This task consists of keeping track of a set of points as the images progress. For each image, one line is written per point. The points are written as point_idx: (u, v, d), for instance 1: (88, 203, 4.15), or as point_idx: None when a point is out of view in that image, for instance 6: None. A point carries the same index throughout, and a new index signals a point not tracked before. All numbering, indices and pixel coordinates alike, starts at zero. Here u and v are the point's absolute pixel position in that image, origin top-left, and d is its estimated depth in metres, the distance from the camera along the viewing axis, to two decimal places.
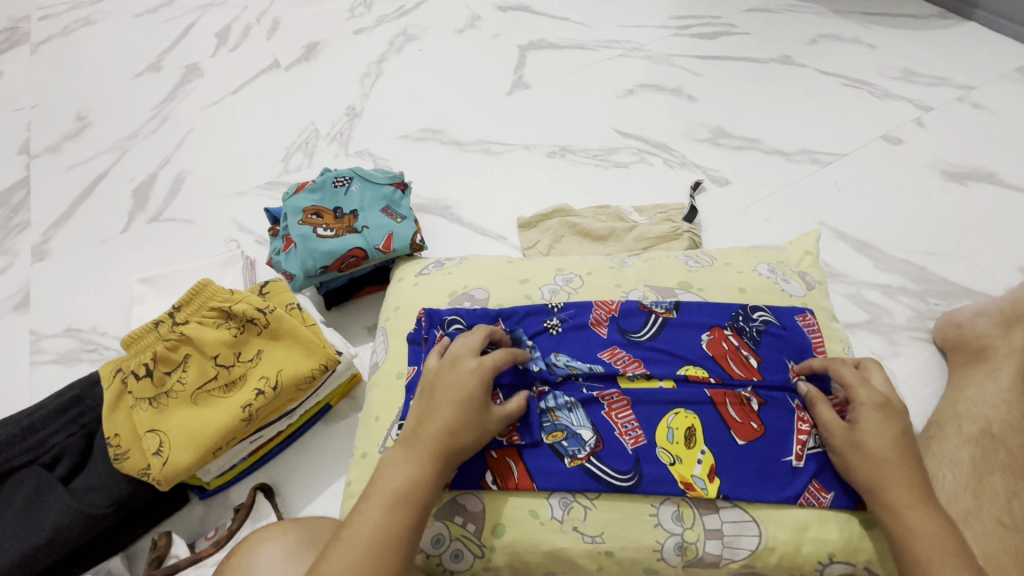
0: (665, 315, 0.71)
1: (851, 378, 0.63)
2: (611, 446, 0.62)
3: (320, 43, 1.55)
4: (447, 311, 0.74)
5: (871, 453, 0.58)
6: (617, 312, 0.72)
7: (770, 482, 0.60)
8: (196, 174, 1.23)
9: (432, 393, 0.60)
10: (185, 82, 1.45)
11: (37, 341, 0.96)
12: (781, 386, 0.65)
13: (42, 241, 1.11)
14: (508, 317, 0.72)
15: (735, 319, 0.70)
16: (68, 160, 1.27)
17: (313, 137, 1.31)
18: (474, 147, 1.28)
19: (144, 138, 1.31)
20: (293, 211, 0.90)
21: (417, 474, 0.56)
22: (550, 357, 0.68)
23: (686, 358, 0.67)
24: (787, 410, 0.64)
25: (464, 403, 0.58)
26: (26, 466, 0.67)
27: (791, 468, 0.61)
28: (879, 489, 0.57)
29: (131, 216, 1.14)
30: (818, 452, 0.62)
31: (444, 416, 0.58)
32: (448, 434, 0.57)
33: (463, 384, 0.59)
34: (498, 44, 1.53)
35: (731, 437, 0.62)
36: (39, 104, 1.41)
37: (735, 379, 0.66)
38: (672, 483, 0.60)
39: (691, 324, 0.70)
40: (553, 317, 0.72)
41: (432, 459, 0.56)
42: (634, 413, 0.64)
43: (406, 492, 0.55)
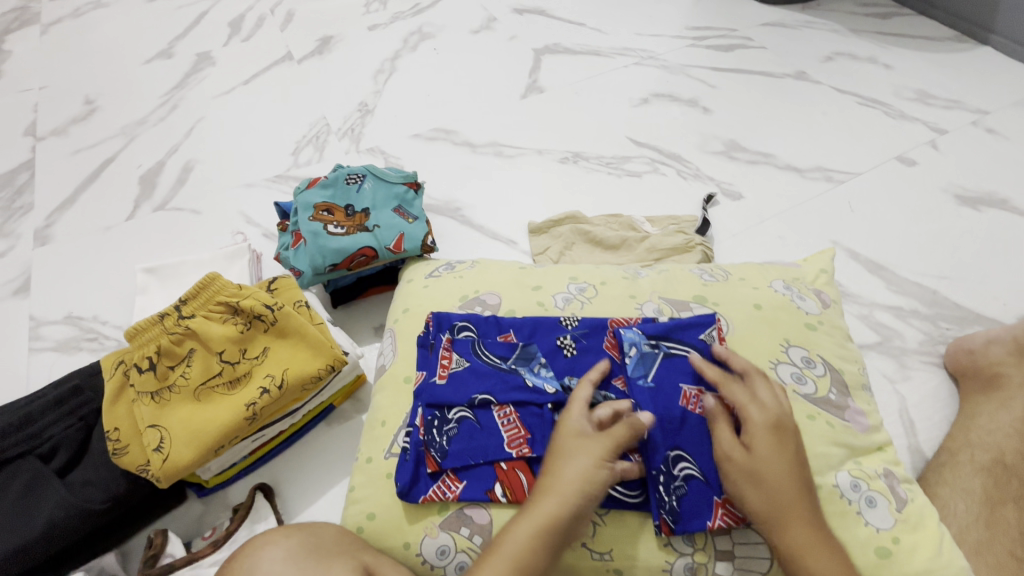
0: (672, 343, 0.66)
1: (740, 395, 0.61)
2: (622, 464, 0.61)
3: (334, 37, 1.54)
4: (459, 316, 0.73)
5: (760, 500, 0.56)
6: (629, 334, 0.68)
7: (699, 499, 0.58)
8: (204, 164, 1.21)
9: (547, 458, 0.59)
10: (196, 70, 1.44)
11: (36, 328, 0.94)
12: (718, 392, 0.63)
13: (45, 225, 1.09)
14: (522, 330, 0.71)
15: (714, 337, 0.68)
16: (75, 144, 1.25)
17: (324, 132, 1.30)
18: (486, 149, 1.27)
19: (153, 125, 1.30)
20: (304, 207, 0.88)
21: (533, 532, 0.55)
22: (564, 379, 0.66)
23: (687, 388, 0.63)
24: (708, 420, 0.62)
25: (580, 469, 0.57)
26: (21, 457, 0.66)
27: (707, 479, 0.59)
28: (781, 528, 0.56)
29: (137, 204, 1.12)
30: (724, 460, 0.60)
31: (561, 482, 0.57)
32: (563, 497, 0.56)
33: (570, 440, 0.59)
34: (513, 47, 1.52)
35: None
36: (47, 85, 1.39)
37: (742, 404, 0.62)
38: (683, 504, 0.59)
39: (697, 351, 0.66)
40: (567, 333, 0.70)
41: (550, 525, 0.56)
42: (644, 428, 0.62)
43: (524, 552, 0.55)
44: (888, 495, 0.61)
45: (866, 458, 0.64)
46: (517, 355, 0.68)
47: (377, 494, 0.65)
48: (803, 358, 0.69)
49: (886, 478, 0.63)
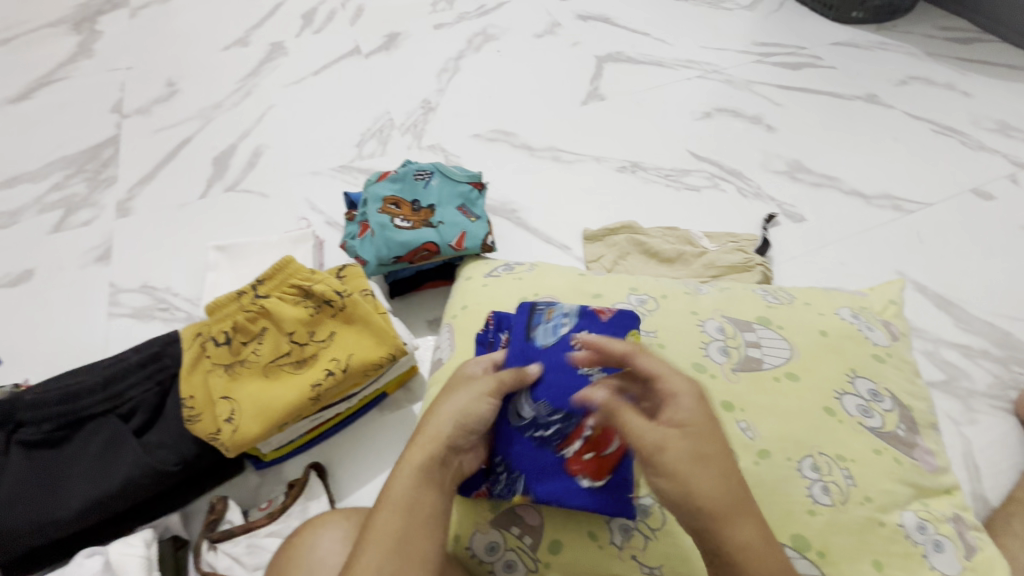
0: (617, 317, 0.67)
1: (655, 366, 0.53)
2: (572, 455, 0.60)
3: (401, 34, 1.58)
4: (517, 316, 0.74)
5: (694, 495, 0.47)
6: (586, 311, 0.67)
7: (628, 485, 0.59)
8: (274, 150, 1.26)
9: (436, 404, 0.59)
10: (269, 59, 1.50)
11: (115, 294, 0.99)
12: None
13: (126, 198, 1.15)
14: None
15: None
16: (156, 123, 1.32)
17: (388, 127, 1.33)
18: (544, 154, 1.28)
19: (227, 109, 1.36)
20: (373, 199, 0.91)
21: (413, 478, 0.52)
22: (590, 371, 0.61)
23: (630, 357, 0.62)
24: None
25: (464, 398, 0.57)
26: (103, 415, 0.70)
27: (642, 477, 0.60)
28: (716, 530, 0.47)
29: (210, 183, 1.18)
30: None
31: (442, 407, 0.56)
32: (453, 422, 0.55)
33: (449, 386, 0.59)
34: (576, 53, 1.52)
35: None
36: (133, 66, 1.47)
37: None
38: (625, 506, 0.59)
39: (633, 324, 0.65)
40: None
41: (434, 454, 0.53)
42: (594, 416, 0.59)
43: (410, 500, 0.51)
44: (956, 541, 0.59)
45: (934, 500, 0.62)
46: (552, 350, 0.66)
47: None
48: (870, 391, 0.68)
49: (954, 523, 0.61)
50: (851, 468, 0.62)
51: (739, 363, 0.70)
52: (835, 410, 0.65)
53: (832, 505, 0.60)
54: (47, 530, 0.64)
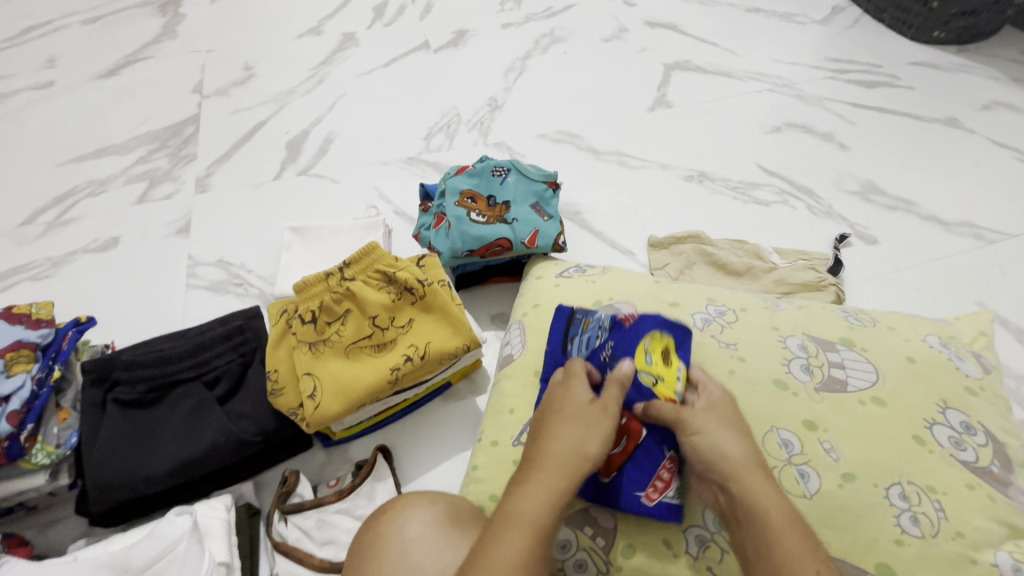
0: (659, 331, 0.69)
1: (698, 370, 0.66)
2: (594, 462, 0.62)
3: (469, 32, 1.60)
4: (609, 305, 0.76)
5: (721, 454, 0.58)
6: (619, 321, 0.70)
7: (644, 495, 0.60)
8: (344, 138, 1.29)
9: (543, 418, 0.61)
10: (341, 49, 1.54)
11: (193, 267, 1.03)
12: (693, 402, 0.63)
13: (205, 175, 1.19)
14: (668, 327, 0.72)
15: None
16: (234, 105, 1.36)
17: (454, 122, 1.35)
18: (609, 157, 1.27)
19: (301, 95, 1.39)
20: (450, 192, 0.92)
21: (547, 502, 0.54)
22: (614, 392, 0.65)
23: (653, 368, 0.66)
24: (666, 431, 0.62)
25: (585, 419, 0.59)
26: (191, 380, 0.73)
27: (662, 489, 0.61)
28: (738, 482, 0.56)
29: (284, 166, 1.21)
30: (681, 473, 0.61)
31: (567, 426, 0.59)
32: (575, 443, 0.58)
33: (574, 412, 0.60)
34: (644, 59, 1.52)
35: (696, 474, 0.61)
36: (213, 49, 1.53)
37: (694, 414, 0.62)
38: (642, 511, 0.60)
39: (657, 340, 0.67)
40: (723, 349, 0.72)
41: (565, 474, 0.56)
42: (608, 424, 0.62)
43: (540, 521, 0.53)
44: None
45: None
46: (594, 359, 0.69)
47: (501, 478, 0.67)
48: (962, 423, 0.65)
49: None
50: (942, 500, 0.60)
51: (822, 383, 0.68)
52: (925, 439, 0.63)
53: (921, 537, 0.58)
54: (135, 486, 0.66)
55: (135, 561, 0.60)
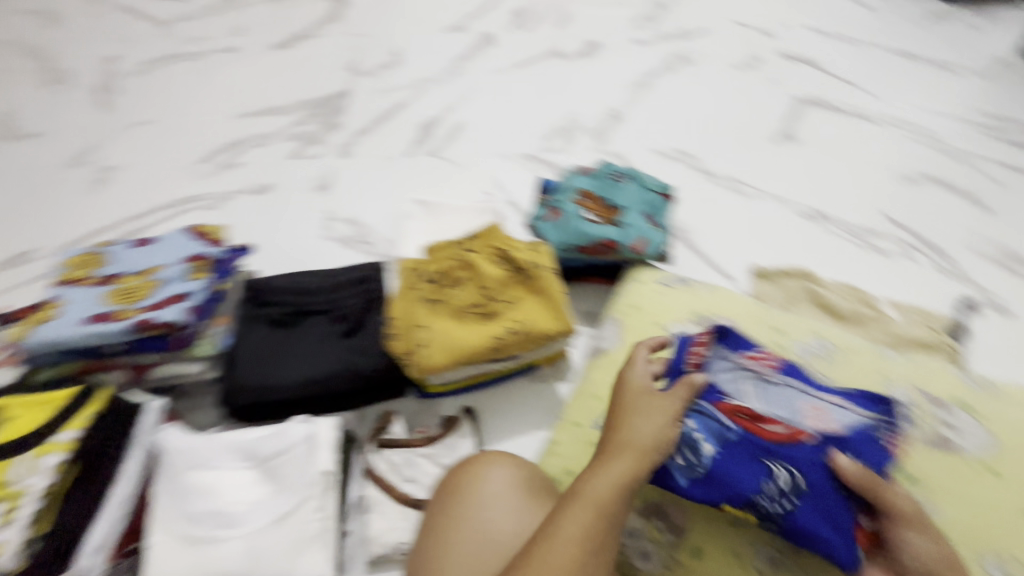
0: (789, 424, 0.64)
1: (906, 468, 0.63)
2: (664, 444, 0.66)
3: (600, 44, 1.65)
4: (740, 351, 0.69)
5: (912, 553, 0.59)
6: (727, 407, 0.66)
7: (707, 482, 0.64)
8: (471, 128, 1.39)
9: (615, 405, 0.65)
10: (479, 47, 1.65)
11: (329, 221, 1.16)
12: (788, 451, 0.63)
13: (349, 144, 1.33)
14: (811, 396, 0.66)
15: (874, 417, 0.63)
16: (380, 86, 1.51)
17: (575, 127, 1.41)
18: (723, 182, 1.27)
19: (438, 84, 1.52)
20: (569, 189, 0.98)
21: (616, 480, 0.57)
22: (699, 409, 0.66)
23: (761, 491, 0.63)
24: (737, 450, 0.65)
25: (650, 404, 0.64)
26: (323, 314, 0.84)
27: (720, 482, 0.64)
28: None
29: (416, 145, 1.33)
30: (741, 473, 0.64)
31: (637, 413, 0.63)
32: (645, 429, 0.61)
33: (641, 396, 0.65)
34: (774, 90, 1.49)
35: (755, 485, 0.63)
36: (369, 34, 1.70)
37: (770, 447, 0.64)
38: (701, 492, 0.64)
39: (770, 450, 0.64)
40: (886, 425, 0.63)
41: (632, 458, 0.59)
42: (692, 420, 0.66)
43: (608, 497, 0.56)
44: None
45: None
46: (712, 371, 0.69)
47: (577, 456, 0.72)
48: None
49: None
50: None
51: (930, 441, 0.67)
52: None
53: None
54: (264, 390, 0.77)
55: (263, 450, 0.69)
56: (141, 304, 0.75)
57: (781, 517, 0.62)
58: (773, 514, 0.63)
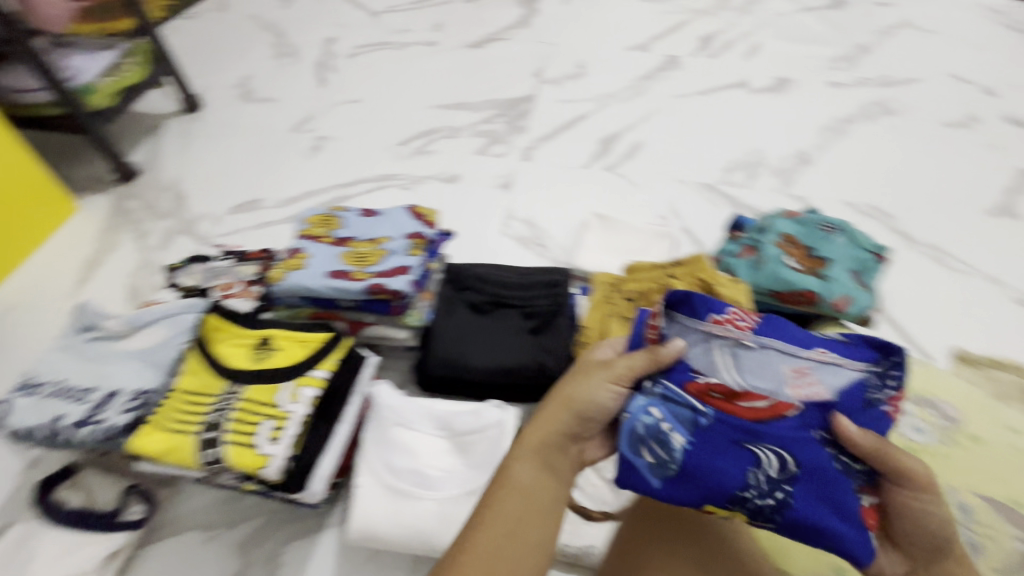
0: (773, 397, 0.56)
1: (907, 458, 0.52)
2: (632, 435, 0.56)
3: (792, 81, 1.58)
4: (706, 316, 0.59)
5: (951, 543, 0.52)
6: (695, 389, 0.58)
7: (687, 480, 0.55)
8: (649, 149, 1.40)
9: (558, 386, 0.62)
10: (662, 69, 1.65)
11: (507, 218, 1.22)
12: (784, 444, 0.54)
13: (530, 147, 1.40)
14: (794, 355, 0.57)
15: (867, 390, 0.54)
16: (563, 95, 1.56)
17: (758, 163, 1.36)
18: (924, 249, 1.17)
19: (619, 101, 1.54)
20: (772, 231, 0.95)
21: (538, 467, 0.56)
22: (654, 391, 0.58)
23: (746, 485, 0.54)
24: (722, 448, 0.55)
25: (590, 382, 0.59)
26: (515, 308, 0.88)
27: (710, 489, 0.54)
28: None
29: (594, 158, 1.36)
30: (739, 483, 0.54)
31: (570, 390, 0.59)
32: (575, 409, 0.58)
33: (580, 372, 0.61)
34: (994, 156, 1.34)
35: (748, 494, 0.54)
36: (556, 44, 1.76)
37: (749, 429, 0.55)
38: (692, 499, 0.55)
39: (749, 430, 0.55)
40: (884, 385, 0.54)
41: (558, 440, 0.57)
42: (659, 407, 0.57)
43: (530, 484, 0.54)
44: None
45: None
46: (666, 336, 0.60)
47: None
48: None
49: None
50: None
51: None
52: None
53: None
54: (456, 368, 0.84)
55: (458, 425, 0.75)
56: (370, 269, 0.84)
57: (776, 514, 0.53)
58: (765, 512, 0.54)
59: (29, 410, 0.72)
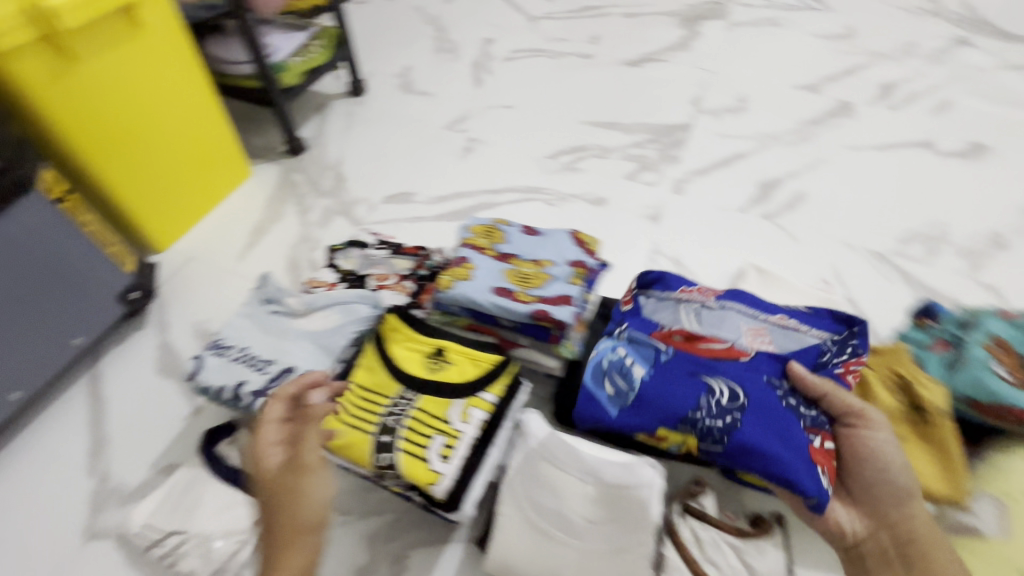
0: (729, 343, 0.79)
1: (834, 391, 0.74)
2: (597, 372, 0.77)
3: (989, 148, 1.40)
4: (676, 288, 0.87)
5: (876, 453, 0.73)
6: (663, 336, 0.81)
7: (664, 414, 0.73)
8: (814, 202, 1.29)
9: (264, 465, 0.62)
10: (834, 114, 1.53)
11: (655, 253, 1.18)
12: (725, 385, 0.74)
13: (683, 180, 1.34)
14: (753, 319, 0.83)
15: (822, 352, 0.79)
16: (721, 129, 1.48)
17: (941, 237, 1.22)
18: None
19: (783, 144, 1.44)
20: (979, 328, 0.82)
21: (299, 523, 0.57)
22: (622, 341, 0.80)
23: (698, 408, 0.72)
24: (680, 390, 0.74)
25: (283, 449, 0.63)
26: None
27: (679, 420, 0.73)
28: (905, 501, 0.71)
29: (751, 203, 1.28)
30: (711, 426, 0.71)
31: (291, 475, 0.61)
32: (301, 477, 0.61)
33: (271, 442, 0.63)
34: None
35: (706, 432, 0.71)
36: (717, 72, 1.68)
37: (706, 371, 0.75)
38: (656, 426, 0.74)
39: (706, 367, 0.76)
40: (840, 351, 0.78)
41: (294, 520, 0.57)
42: (626, 351, 0.79)
43: (306, 537, 0.57)
44: None
45: None
46: (652, 304, 0.86)
47: None
48: None
49: None
50: None
51: None
52: None
53: None
54: None
55: (607, 475, 0.71)
56: (534, 292, 0.83)
57: (725, 439, 0.70)
58: (714, 434, 0.71)
59: (215, 370, 0.76)
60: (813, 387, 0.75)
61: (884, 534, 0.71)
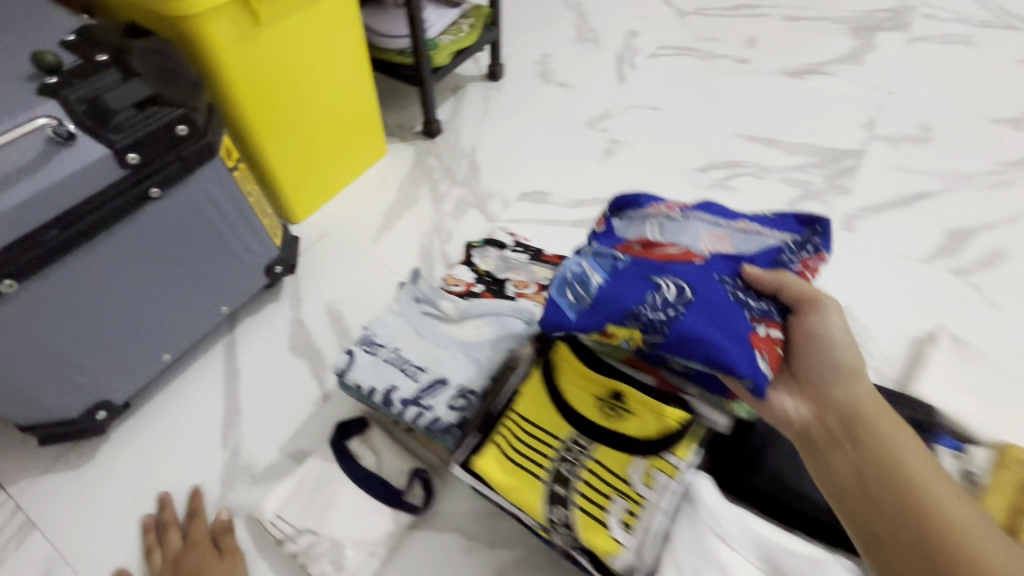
0: (686, 248, 0.62)
1: (796, 283, 0.59)
2: (565, 274, 0.61)
3: None
4: (647, 205, 0.70)
5: (846, 374, 0.58)
6: (622, 249, 0.66)
7: (613, 308, 0.56)
8: (1018, 261, 1.10)
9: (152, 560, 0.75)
10: None
11: None
12: (681, 277, 0.57)
13: (855, 216, 1.18)
14: (716, 227, 0.66)
15: (783, 249, 0.63)
16: (901, 160, 1.29)
17: None
18: None
19: (978, 186, 1.23)
20: None
21: None
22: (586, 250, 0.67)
23: (644, 302, 0.55)
24: (634, 287, 0.57)
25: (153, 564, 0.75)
26: None
27: (624, 314, 0.55)
28: (878, 438, 0.53)
29: (938, 254, 1.12)
30: (649, 315, 0.54)
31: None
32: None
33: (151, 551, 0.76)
34: None
35: (644, 319, 0.54)
36: (895, 92, 1.47)
37: (662, 266, 0.59)
38: (596, 323, 0.57)
39: (658, 267, 0.59)
40: (798, 248, 0.62)
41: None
42: (587, 258, 0.63)
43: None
44: None
45: None
46: (625, 224, 0.70)
47: None
48: None
49: None
50: None
51: None
52: None
53: None
54: (783, 487, 0.67)
55: None
56: (680, 244, 0.63)
57: (664, 325, 0.53)
58: (655, 326, 0.54)
59: (367, 368, 0.73)
60: (773, 283, 0.59)
61: (831, 414, 0.56)
